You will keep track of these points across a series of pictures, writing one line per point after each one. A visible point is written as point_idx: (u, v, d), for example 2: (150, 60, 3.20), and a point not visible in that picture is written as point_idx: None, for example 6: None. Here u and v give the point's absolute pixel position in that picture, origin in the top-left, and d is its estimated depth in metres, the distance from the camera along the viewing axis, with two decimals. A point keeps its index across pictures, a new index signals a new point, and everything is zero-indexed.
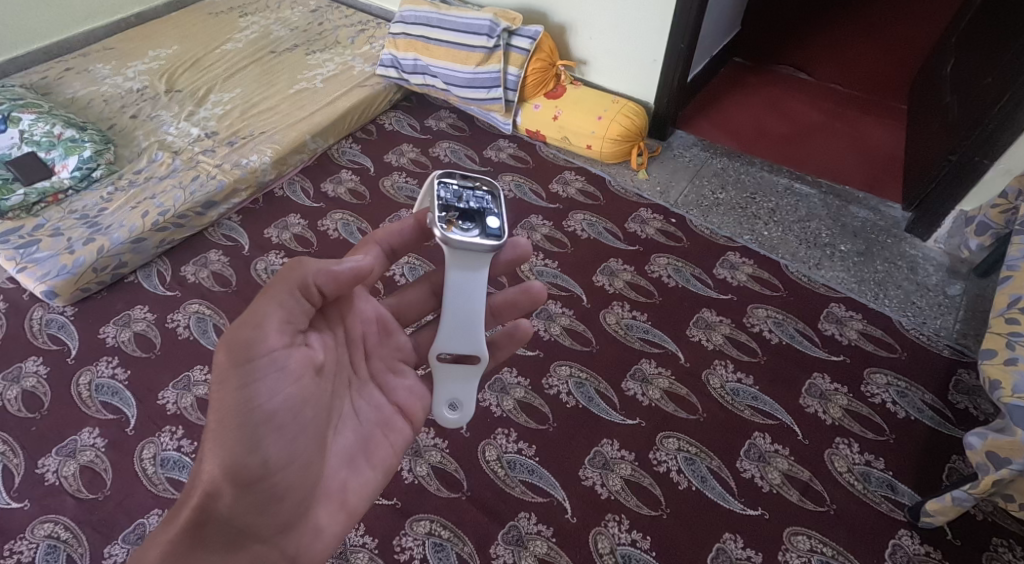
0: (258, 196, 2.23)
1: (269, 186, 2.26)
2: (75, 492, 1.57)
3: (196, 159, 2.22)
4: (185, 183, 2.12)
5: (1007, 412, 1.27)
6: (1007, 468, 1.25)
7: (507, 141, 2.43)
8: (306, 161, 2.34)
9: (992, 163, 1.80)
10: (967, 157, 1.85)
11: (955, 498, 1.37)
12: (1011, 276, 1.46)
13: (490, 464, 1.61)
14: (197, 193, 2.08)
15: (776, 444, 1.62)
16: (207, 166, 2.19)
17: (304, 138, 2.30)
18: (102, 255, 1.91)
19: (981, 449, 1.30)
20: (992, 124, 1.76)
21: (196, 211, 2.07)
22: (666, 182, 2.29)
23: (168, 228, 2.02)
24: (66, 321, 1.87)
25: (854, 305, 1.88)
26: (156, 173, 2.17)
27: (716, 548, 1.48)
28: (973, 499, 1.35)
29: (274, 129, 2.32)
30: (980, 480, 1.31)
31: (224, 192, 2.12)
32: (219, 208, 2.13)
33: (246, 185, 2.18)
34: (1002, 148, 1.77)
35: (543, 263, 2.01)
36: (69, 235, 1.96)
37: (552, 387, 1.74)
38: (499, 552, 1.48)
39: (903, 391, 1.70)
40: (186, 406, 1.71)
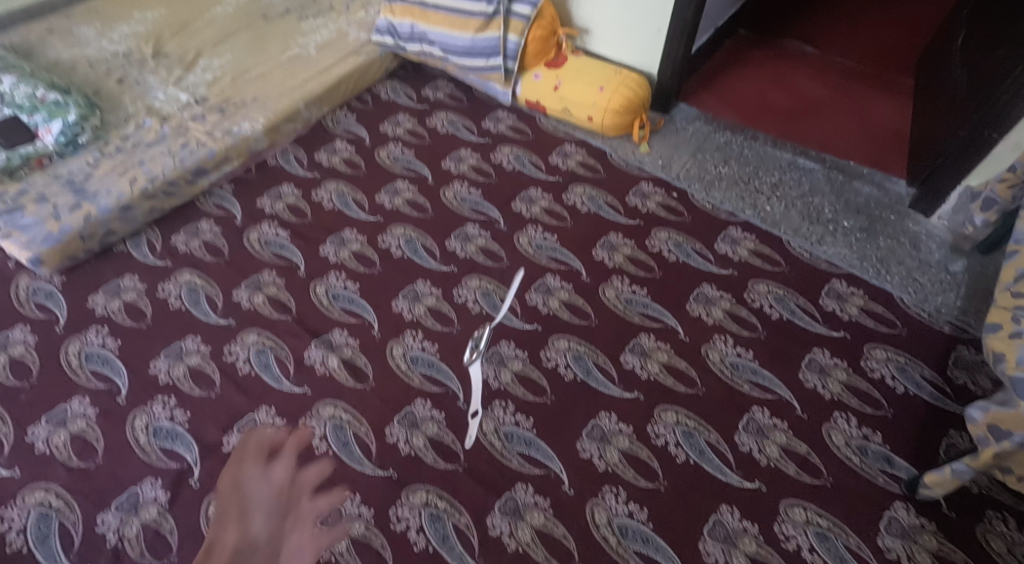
0: (250, 165, 2.21)
1: (262, 155, 2.24)
2: (66, 460, 1.57)
3: (185, 125, 2.18)
4: (174, 150, 2.09)
5: (1011, 384, 1.28)
6: (1008, 440, 1.25)
7: (506, 112, 2.41)
8: (300, 129, 2.32)
9: (1002, 137, 1.79)
10: (978, 131, 1.83)
11: (953, 470, 1.37)
12: (1019, 250, 1.45)
13: (487, 436, 1.62)
14: (186, 159, 2.06)
15: (774, 418, 1.64)
16: (196, 133, 2.16)
17: (298, 106, 2.27)
18: (89, 222, 1.89)
19: (982, 422, 1.31)
20: (1005, 96, 1.74)
21: (186, 178, 2.05)
22: (668, 155, 2.27)
23: (157, 195, 2.01)
24: (54, 290, 1.86)
25: (856, 281, 1.89)
26: (144, 139, 2.13)
27: (713, 519, 1.49)
28: (972, 472, 1.35)
29: (266, 97, 2.29)
30: (980, 453, 1.31)
31: (215, 159, 2.10)
32: (210, 176, 2.12)
33: (238, 153, 2.16)
34: (1012, 122, 1.76)
35: (542, 236, 2.01)
36: (55, 202, 1.92)
37: (550, 360, 1.74)
38: (496, 523, 1.49)
39: (902, 367, 1.71)
40: (178, 376, 1.71)
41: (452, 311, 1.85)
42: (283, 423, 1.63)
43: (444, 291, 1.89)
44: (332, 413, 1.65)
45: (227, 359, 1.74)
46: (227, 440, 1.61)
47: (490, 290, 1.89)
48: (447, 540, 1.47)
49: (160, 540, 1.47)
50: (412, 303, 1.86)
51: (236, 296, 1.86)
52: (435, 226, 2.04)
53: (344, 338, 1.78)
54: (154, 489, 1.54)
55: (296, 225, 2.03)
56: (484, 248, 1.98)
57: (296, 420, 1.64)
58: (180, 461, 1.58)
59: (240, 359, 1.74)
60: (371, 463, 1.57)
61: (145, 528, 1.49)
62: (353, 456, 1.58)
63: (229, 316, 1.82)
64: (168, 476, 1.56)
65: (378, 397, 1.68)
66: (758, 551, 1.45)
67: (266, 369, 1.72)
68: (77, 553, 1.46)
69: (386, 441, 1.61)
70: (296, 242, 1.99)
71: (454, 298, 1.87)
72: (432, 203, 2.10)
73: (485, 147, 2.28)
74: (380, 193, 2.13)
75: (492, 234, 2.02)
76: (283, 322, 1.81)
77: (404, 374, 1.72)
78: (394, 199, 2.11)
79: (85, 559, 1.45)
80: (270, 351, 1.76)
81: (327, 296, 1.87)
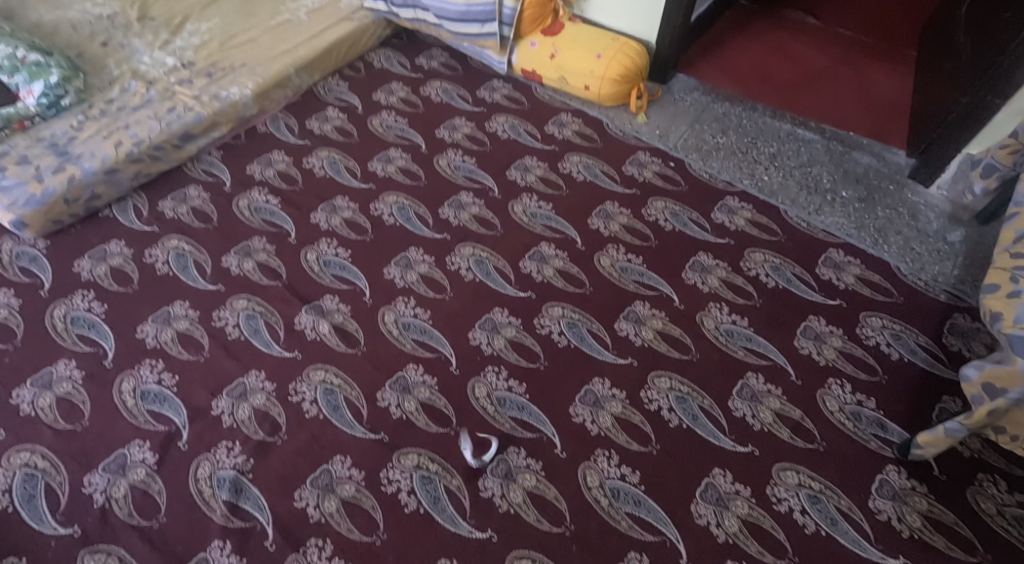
0: (239, 131, 2.17)
1: (251, 121, 2.20)
2: (52, 422, 1.56)
3: (171, 89, 2.13)
4: (160, 114, 2.05)
5: (1008, 343, 1.29)
6: (1004, 397, 1.26)
7: (502, 82, 2.37)
8: (291, 96, 2.28)
9: (1004, 103, 1.78)
10: (979, 97, 1.81)
11: (947, 429, 1.38)
12: (1018, 213, 1.46)
13: (480, 401, 1.62)
14: (173, 123, 2.02)
15: (769, 383, 1.65)
16: (183, 97, 2.11)
17: (288, 72, 2.23)
18: (73, 185, 1.85)
19: (977, 381, 1.32)
20: (1008, 61, 1.71)
21: (173, 142, 2.01)
22: (666, 126, 2.24)
23: (143, 160, 1.97)
24: (38, 254, 1.83)
25: (853, 251, 1.89)
26: (129, 103, 2.08)
27: (706, 483, 1.51)
28: (965, 430, 1.36)
29: (255, 62, 2.25)
30: (974, 411, 1.32)
31: (202, 124, 2.06)
32: (198, 141, 2.08)
33: (226, 118, 2.12)
34: (1014, 86, 1.74)
35: (537, 205, 1.99)
36: (37, 163, 1.88)
37: (544, 327, 1.74)
38: (488, 485, 1.50)
39: (897, 334, 1.72)
40: (166, 340, 1.70)
41: (444, 278, 1.83)
42: (272, 387, 1.63)
43: (437, 259, 1.87)
44: (323, 377, 1.65)
45: (216, 324, 1.73)
46: (216, 404, 1.60)
47: (483, 258, 1.87)
48: (439, 502, 1.48)
49: (148, 501, 1.47)
50: (404, 270, 1.84)
51: (225, 262, 1.84)
52: (429, 194, 2.02)
53: (335, 304, 1.77)
54: (142, 452, 1.53)
55: (286, 192, 2.01)
56: (478, 216, 1.96)
57: (286, 385, 1.63)
58: (169, 424, 1.57)
59: (230, 324, 1.73)
60: (362, 426, 1.57)
61: (133, 488, 1.48)
62: (343, 419, 1.58)
63: (218, 282, 1.80)
64: (157, 438, 1.55)
65: (369, 362, 1.67)
66: (750, 514, 1.47)
67: (256, 333, 1.71)
68: (64, 514, 1.45)
69: (377, 405, 1.61)
70: (286, 210, 1.96)
71: (447, 265, 1.85)
72: (425, 171, 2.07)
73: (479, 116, 2.24)
74: (372, 162, 2.09)
75: (486, 203, 2.00)
76: (272, 288, 1.80)
77: (396, 339, 1.71)
78: (387, 166, 2.08)
79: (71, 520, 1.44)
80: (260, 316, 1.74)
81: (319, 263, 1.85)
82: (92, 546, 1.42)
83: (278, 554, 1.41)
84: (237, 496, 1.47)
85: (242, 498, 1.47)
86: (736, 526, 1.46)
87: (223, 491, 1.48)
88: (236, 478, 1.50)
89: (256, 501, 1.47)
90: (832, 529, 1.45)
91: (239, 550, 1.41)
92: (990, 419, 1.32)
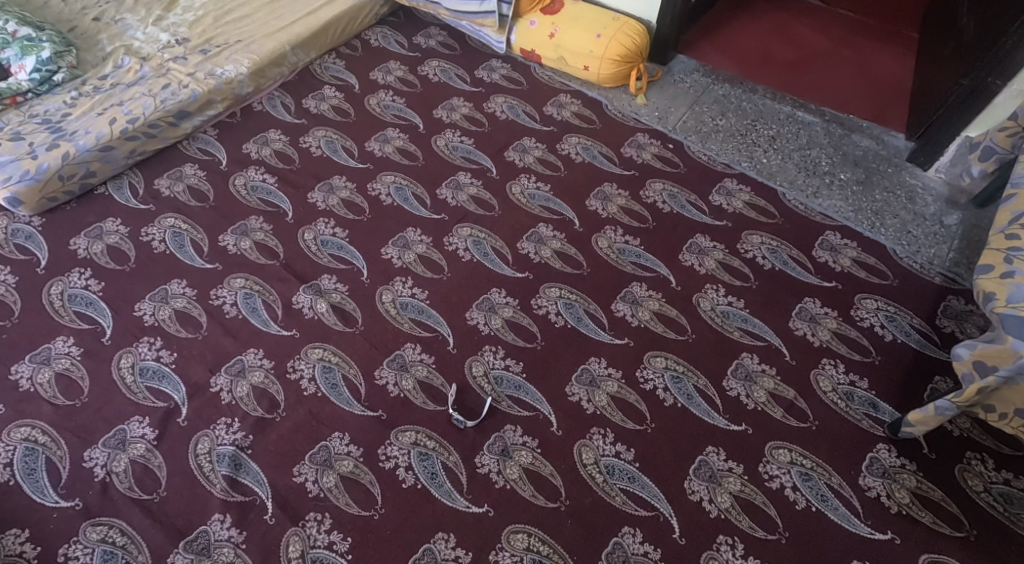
0: (235, 110, 2.16)
1: (247, 100, 2.19)
2: (51, 398, 1.58)
3: (166, 66, 2.12)
4: (155, 91, 2.03)
5: (1000, 321, 1.30)
6: (993, 374, 1.28)
7: (500, 62, 2.35)
8: (287, 74, 2.26)
9: (1004, 84, 1.78)
10: (978, 78, 1.81)
11: (938, 407, 1.40)
12: (1015, 194, 1.49)
13: (477, 379, 1.63)
14: (168, 101, 2.01)
15: (763, 363, 1.66)
16: (178, 73, 2.10)
17: (283, 49, 2.21)
18: (67, 162, 1.84)
19: (969, 359, 1.34)
20: (1010, 41, 1.71)
21: (168, 120, 2.00)
22: (665, 107, 2.23)
23: (138, 137, 1.96)
24: (34, 231, 1.83)
25: (849, 234, 1.90)
26: (123, 80, 2.07)
27: (699, 460, 1.53)
28: (956, 408, 1.38)
29: (251, 38, 2.23)
30: (964, 389, 1.34)
31: (197, 102, 2.05)
32: (194, 120, 2.07)
33: (222, 97, 2.11)
34: (1014, 68, 1.74)
35: (535, 186, 1.99)
36: (31, 140, 1.88)
37: (541, 307, 1.75)
38: (485, 461, 1.52)
39: (892, 315, 1.73)
40: (164, 318, 1.70)
41: (442, 259, 1.83)
42: (270, 365, 1.64)
43: (434, 240, 1.87)
44: (321, 355, 1.66)
45: (213, 302, 1.73)
46: (215, 381, 1.61)
47: (481, 238, 1.88)
48: (436, 477, 1.50)
49: (148, 476, 1.48)
50: (402, 250, 1.85)
51: (222, 241, 1.84)
52: (426, 174, 2.02)
53: (333, 283, 1.78)
54: (142, 427, 1.54)
55: (283, 171, 2.00)
56: (475, 197, 1.97)
57: (284, 362, 1.64)
58: (168, 400, 1.58)
59: (228, 303, 1.73)
60: (360, 403, 1.59)
61: (133, 463, 1.50)
62: (341, 396, 1.60)
63: (216, 261, 1.80)
64: (156, 414, 1.56)
65: (368, 341, 1.68)
66: (743, 490, 1.49)
67: (254, 312, 1.72)
68: (65, 487, 1.47)
69: (375, 383, 1.62)
70: (284, 189, 1.96)
71: (444, 246, 1.86)
72: (423, 151, 2.07)
73: (478, 97, 2.23)
74: (370, 141, 2.09)
75: (484, 183, 2.00)
76: (270, 267, 1.80)
77: (393, 319, 1.72)
78: (384, 146, 2.08)
79: (72, 493, 1.46)
80: (258, 295, 1.75)
81: (316, 243, 1.85)
82: (94, 519, 1.43)
83: (278, 527, 1.43)
84: (236, 471, 1.49)
85: (241, 473, 1.49)
86: (728, 502, 1.48)
87: (222, 465, 1.50)
88: (235, 453, 1.51)
89: (255, 476, 1.49)
90: (823, 505, 1.48)
91: (239, 524, 1.43)
92: (979, 397, 1.33)
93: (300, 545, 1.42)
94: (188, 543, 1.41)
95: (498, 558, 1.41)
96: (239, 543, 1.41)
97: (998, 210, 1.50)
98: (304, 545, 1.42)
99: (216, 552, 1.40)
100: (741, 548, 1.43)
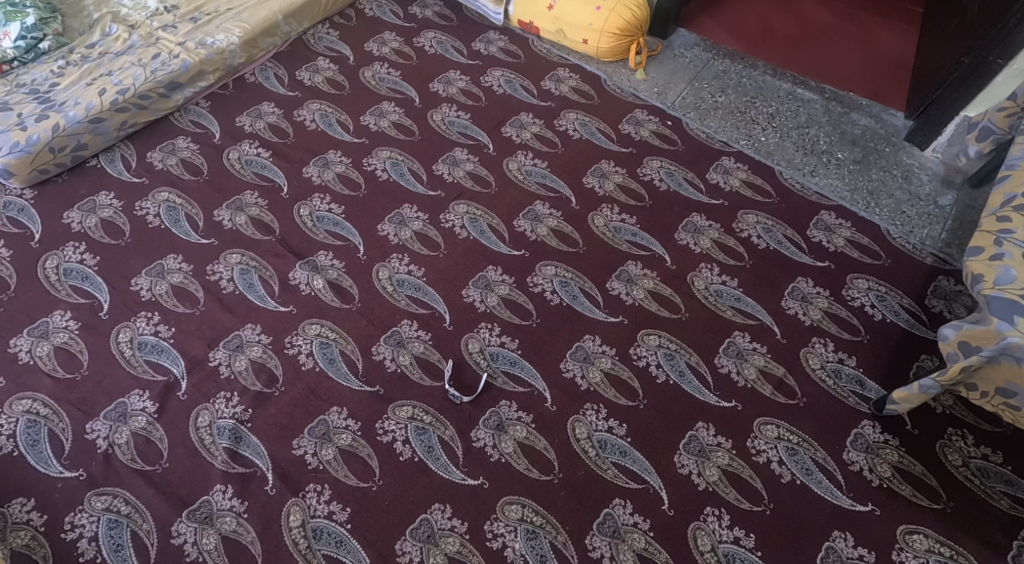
0: (227, 81, 2.15)
1: (240, 71, 2.18)
2: (51, 370, 1.60)
3: (155, 35, 2.11)
4: (145, 61, 2.02)
5: (986, 303, 1.33)
6: (977, 354, 1.31)
7: (498, 34, 2.34)
8: (279, 45, 2.25)
9: (1006, 64, 1.76)
10: (979, 58, 1.80)
11: (922, 386, 1.43)
12: (1010, 175, 1.51)
13: (474, 355, 1.66)
14: (159, 72, 2.00)
15: (754, 342, 1.69)
16: (168, 43, 2.08)
17: (275, 19, 2.20)
18: (58, 134, 1.85)
19: (954, 340, 1.36)
20: (1013, 21, 1.69)
21: (159, 91, 2.00)
22: (665, 83, 2.23)
23: (129, 109, 1.96)
24: (26, 204, 1.84)
25: (844, 213, 1.92)
26: (112, 49, 2.06)
27: (690, 435, 1.57)
28: (939, 387, 1.41)
29: (242, 7, 2.21)
30: (949, 368, 1.37)
31: (189, 73, 2.04)
32: (185, 91, 2.06)
33: (213, 67, 2.10)
34: (1015, 47, 1.72)
35: (532, 163, 2.01)
36: (19, 111, 1.88)
37: (537, 285, 1.77)
38: (480, 436, 1.55)
39: (882, 295, 1.76)
40: (161, 293, 1.72)
41: (438, 235, 1.85)
42: (269, 340, 1.66)
43: (431, 216, 1.88)
44: (318, 331, 1.68)
45: (210, 278, 1.75)
46: (214, 355, 1.63)
47: (477, 216, 1.89)
48: (433, 451, 1.53)
49: (150, 447, 1.51)
50: (398, 227, 1.86)
51: (218, 216, 1.85)
52: (422, 149, 2.02)
53: (329, 260, 1.79)
54: (142, 401, 1.57)
55: (278, 145, 2.01)
56: (472, 172, 1.98)
57: (283, 338, 1.67)
58: (167, 373, 1.61)
59: (225, 278, 1.75)
60: (358, 379, 1.62)
61: (135, 435, 1.53)
62: (339, 372, 1.62)
63: (211, 236, 1.82)
64: (156, 387, 1.59)
65: (365, 318, 1.71)
66: (731, 464, 1.53)
67: (251, 288, 1.74)
68: (68, 458, 1.50)
69: (373, 358, 1.65)
70: (278, 163, 1.97)
71: (441, 223, 1.87)
72: (419, 126, 2.08)
73: (475, 70, 2.23)
74: (365, 115, 2.09)
75: (481, 159, 2.01)
76: (266, 243, 1.82)
77: (390, 296, 1.74)
78: (380, 121, 2.08)
79: (76, 464, 1.49)
80: (254, 271, 1.76)
81: (311, 219, 1.86)
82: (98, 489, 1.47)
83: (278, 497, 1.47)
84: (237, 443, 1.52)
85: (241, 445, 1.52)
86: (716, 475, 1.52)
87: (223, 439, 1.53)
88: (235, 427, 1.54)
89: (255, 448, 1.52)
90: (807, 479, 1.52)
91: (241, 494, 1.47)
92: (962, 376, 1.37)
93: (300, 514, 1.45)
94: (191, 512, 1.45)
95: (492, 528, 1.45)
96: (241, 513, 1.45)
97: (992, 191, 1.52)
98: (304, 514, 1.45)
99: (218, 521, 1.44)
100: (728, 519, 1.47)
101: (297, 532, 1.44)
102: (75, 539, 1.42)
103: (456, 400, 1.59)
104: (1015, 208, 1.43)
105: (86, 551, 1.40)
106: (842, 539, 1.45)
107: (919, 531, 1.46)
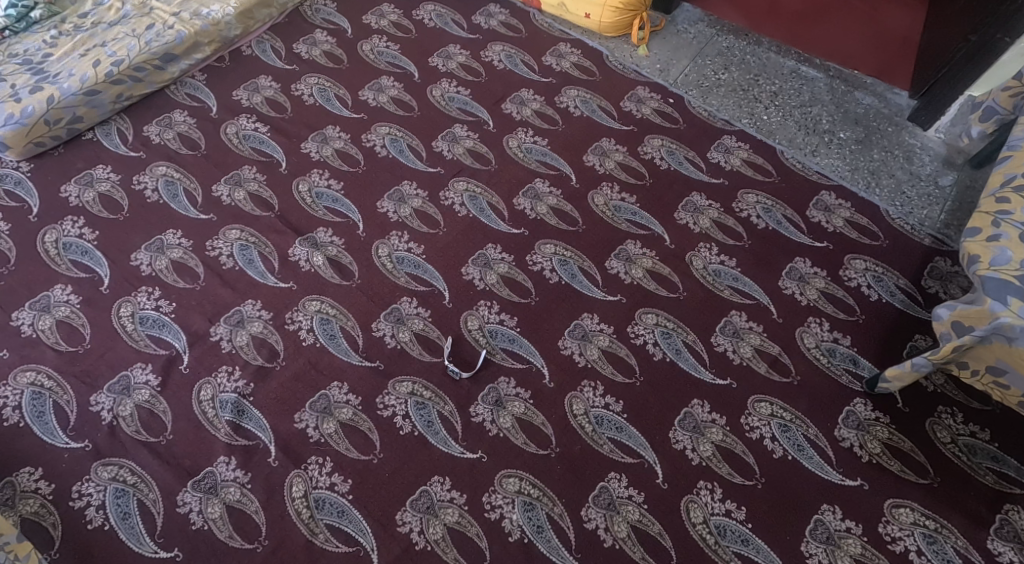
0: (223, 53, 2.14)
1: (236, 43, 2.17)
2: (54, 344, 1.62)
3: (149, 5, 2.09)
4: (138, 32, 2.01)
5: (981, 283, 1.34)
6: (969, 334, 1.33)
7: (498, 7, 2.32)
8: (276, 16, 2.24)
9: (1013, 42, 1.73)
10: (988, 35, 1.76)
11: (914, 364, 1.45)
12: (1011, 156, 1.51)
13: (473, 332, 1.68)
14: (153, 43, 1.98)
15: (751, 321, 1.71)
16: (162, 13, 2.07)
17: None
18: (53, 106, 1.84)
19: (947, 320, 1.38)
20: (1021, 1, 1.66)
21: (154, 64, 1.99)
22: (668, 60, 2.23)
23: (124, 81, 1.95)
24: (23, 177, 1.85)
25: (844, 193, 1.92)
26: (105, 19, 2.05)
27: (684, 412, 1.59)
28: (931, 366, 1.43)
29: None
30: (941, 347, 1.39)
31: (184, 44, 2.03)
32: (181, 63, 2.05)
33: (209, 39, 2.09)
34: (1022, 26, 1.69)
35: (532, 140, 2.01)
36: (13, 82, 1.88)
37: (537, 263, 1.79)
38: (480, 411, 1.58)
39: (879, 276, 1.78)
40: (161, 268, 1.73)
41: (437, 213, 1.86)
42: (269, 316, 1.68)
43: (431, 194, 1.89)
44: (318, 308, 1.70)
45: (210, 253, 1.76)
46: (215, 330, 1.65)
47: (477, 193, 1.90)
48: (432, 425, 1.56)
49: (154, 420, 1.54)
50: (398, 204, 1.87)
51: (217, 191, 1.86)
52: (421, 126, 2.02)
53: (329, 236, 1.80)
54: (145, 374, 1.59)
55: (276, 120, 2.01)
56: (471, 149, 1.98)
57: (283, 314, 1.68)
58: (169, 348, 1.63)
59: (225, 254, 1.76)
60: (359, 354, 1.64)
61: (138, 408, 1.55)
62: (340, 347, 1.65)
63: (211, 212, 1.82)
64: (159, 361, 1.61)
65: (365, 294, 1.72)
66: (724, 440, 1.56)
67: (251, 264, 1.75)
68: (73, 429, 1.52)
69: (373, 334, 1.67)
70: (277, 139, 1.97)
71: (441, 201, 1.88)
72: (418, 101, 2.07)
73: (475, 44, 2.22)
74: (364, 90, 2.08)
75: (480, 136, 2.01)
76: (265, 219, 1.82)
77: (390, 273, 1.76)
78: (379, 96, 2.07)
79: (81, 435, 1.52)
80: (253, 247, 1.77)
81: (311, 195, 1.87)
82: (103, 460, 1.49)
83: (280, 469, 1.50)
84: (238, 416, 1.55)
85: (243, 418, 1.55)
86: (710, 451, 1.55)
87: (226, 412, 1.55)
88: (238, 401, 1.57)
89: (256, 421, 1.55)
90: (799, 455, 1.55)
91: (243, 465, 1.49)
92: (954, 355, 1.39)
93: (302, 485, 1.48)
94: (196, 483, 1.47)
95: (491, 500, 1.48)
96: (245, 483, 1.48)
97: (992, 172, 1.53)
98: (307, 486, 1.48)
99: (223, 491, 1.47)
100: (720, 492, 1.50)
101: (300, 502, 1.47)
102: (83, 507, 1.45)
103: (456, 378, 1.62)
104: (1014, 189, 1.44)
105: (95, 519, 1.44)
106: (831, 513, 1.48)
107: (906, 505, 1.49)
